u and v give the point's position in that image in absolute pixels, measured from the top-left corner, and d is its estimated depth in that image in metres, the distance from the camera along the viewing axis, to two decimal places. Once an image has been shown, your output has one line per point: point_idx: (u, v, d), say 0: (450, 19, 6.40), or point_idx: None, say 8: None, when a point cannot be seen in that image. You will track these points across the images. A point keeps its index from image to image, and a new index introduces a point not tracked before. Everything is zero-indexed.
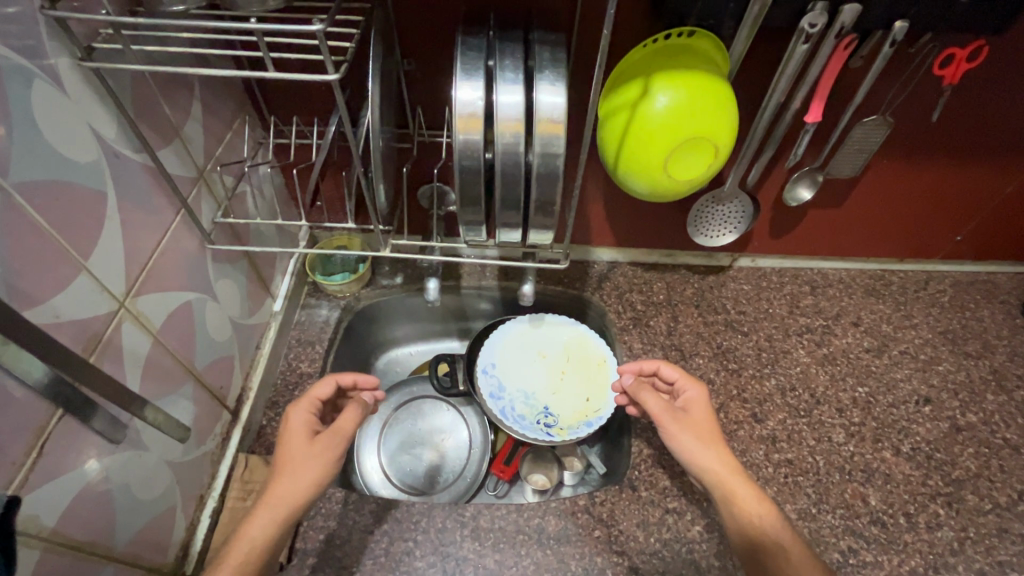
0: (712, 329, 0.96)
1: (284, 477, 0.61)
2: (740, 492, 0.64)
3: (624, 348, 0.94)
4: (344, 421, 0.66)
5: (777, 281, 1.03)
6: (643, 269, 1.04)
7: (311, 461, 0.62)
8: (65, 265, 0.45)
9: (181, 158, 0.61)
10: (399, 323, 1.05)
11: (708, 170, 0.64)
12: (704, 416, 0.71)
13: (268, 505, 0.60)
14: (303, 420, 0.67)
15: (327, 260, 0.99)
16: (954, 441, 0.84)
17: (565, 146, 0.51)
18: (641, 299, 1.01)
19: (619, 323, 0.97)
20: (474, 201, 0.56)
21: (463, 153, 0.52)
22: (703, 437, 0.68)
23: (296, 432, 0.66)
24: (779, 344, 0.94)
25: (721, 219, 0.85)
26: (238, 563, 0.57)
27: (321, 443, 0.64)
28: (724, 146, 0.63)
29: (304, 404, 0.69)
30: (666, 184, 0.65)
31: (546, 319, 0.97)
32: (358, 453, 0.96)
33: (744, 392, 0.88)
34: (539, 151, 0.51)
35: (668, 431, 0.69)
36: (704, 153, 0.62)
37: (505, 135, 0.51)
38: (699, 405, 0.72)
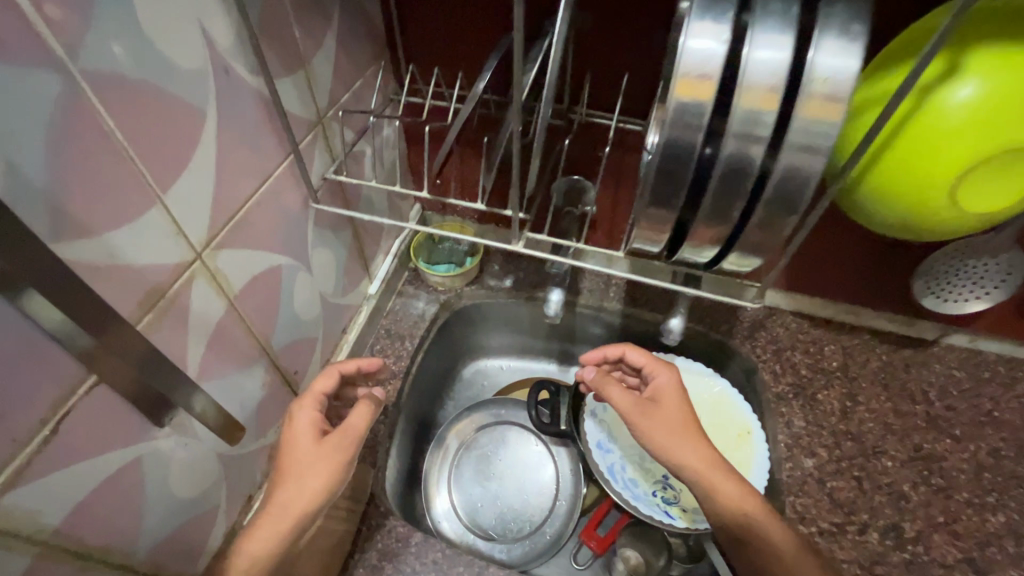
0: (906, 423, 0.71)
1: (283, 491, 0.46)
2: (730, 494, 0.52)
3: (780, 423, 0.72)
4: (354, 417, 0.50)
5: (1008, 374, 0.75)
6: (812, 324, 0.82)
7: (318, 468, 0.47)
8: (136, 193, 0.35)
9: (304, 95, 0.51)
10: (498, 333, 0.91)
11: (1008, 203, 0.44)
12: (676, 408, 0.57)
13: (267, 522, 0.45)
14: (309, 418, 0.50)
15: (435, 247, 0.87)
16: None
17: (836, 139, 0.35)
18: (806, 361, 0.78)
19: (775, 388, 0.75)
20: (673, 183, 0.40)
21: (680, 123, 0.37)
22: (678, 431, 0.55)
23: (300, 430, 0.50)
24: (1010, 465, 0.68)
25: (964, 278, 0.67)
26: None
27: (327, 445, 0.48)
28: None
29: (309, 398, 0.52)
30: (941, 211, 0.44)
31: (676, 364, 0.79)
32: (426, 474, 0.83)
33: (954, 523, 0.64)
34: (795, 141, 0.36)
35: (642, 431, 0.56)
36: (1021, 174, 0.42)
37: (749, 111, 0.36)
38: (671, 393, 0.59)
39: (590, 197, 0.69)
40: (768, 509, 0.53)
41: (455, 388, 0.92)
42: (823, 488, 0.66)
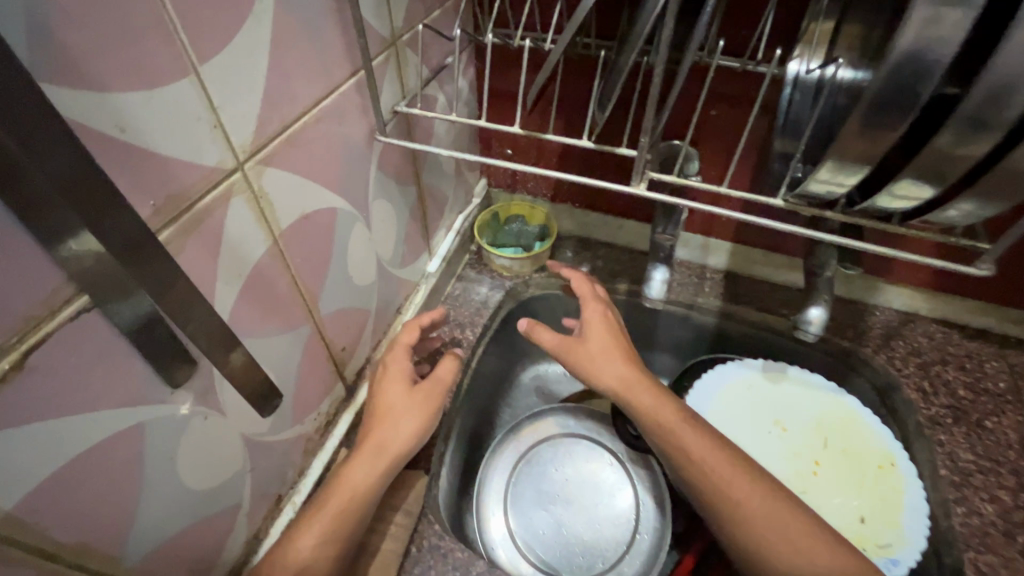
0: None
1: (382, 429, 0.47)
2: (655, 412, 0.50)
3: (941, 458, 0.57)
4: (441, 370, 0.50)
5: None
6: (965, 335, 0.66)
7: (412, 414, 0.48)
8: (161, 51, 0.26)
9: (378, 1, 0.42)
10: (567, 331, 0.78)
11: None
12: (600, 335, 0.53)
13: (365, 457, 0.45)
14: (400, 365, 0.51)
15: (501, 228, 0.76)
16: None
17: None
18: (963, 380, 0.62)
19: (927, 411, 0.60)
20: (900, 108, 0.27)
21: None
22: (606, 357, 0.52)
23: (392, 378, 0.50)
24: None
25: None
26: (336, 519, 0.42)
27: (421, 393, 0.49)
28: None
29: (399, 350, 0.52)
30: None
31: (790, 375, 0.64)
32: (478, 489, 0.70)
33: None
34: None
35: (568, 362, 0.53)
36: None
37: None
38: (594, 317, 0.55)
39: (691, 169, 0.52)
40: (695, 425, 0.50)
41: (513, 393, 0.80)
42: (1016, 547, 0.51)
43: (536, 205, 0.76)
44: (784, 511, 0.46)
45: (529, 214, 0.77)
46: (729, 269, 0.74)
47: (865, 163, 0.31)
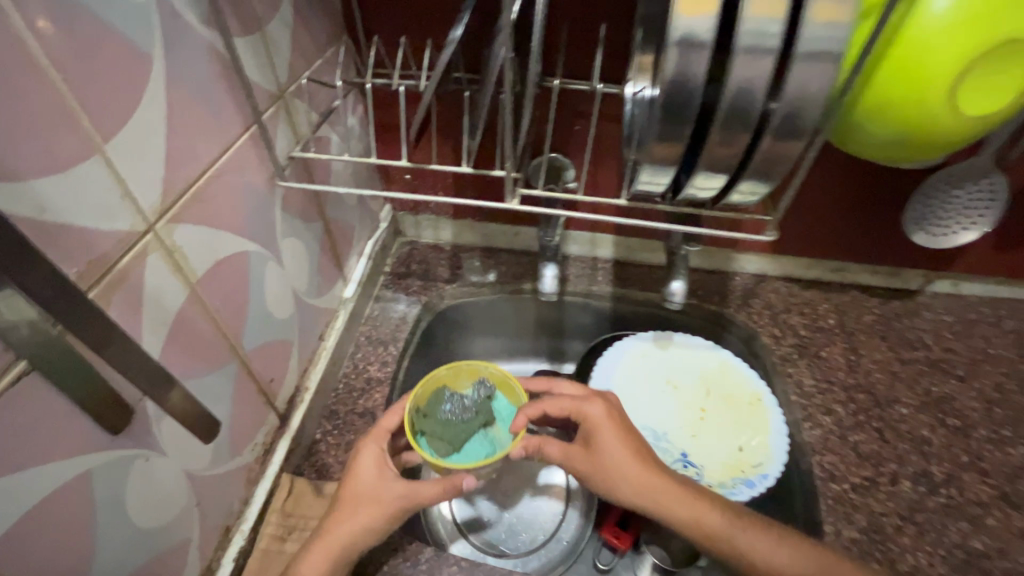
0: (911, 369, 0.71)
1: (346, 521, 0.48)
2: (693, 519, 0.49)
3: (789, 383, 0.71)
4: (423, 489, 0.49)
5: (992, 314, 0.77)
6: (802, 287, 0.81)
7: (366, 513, 0.48)
8: (71, 138, 0.30)
9: (263, 60, 0.46)
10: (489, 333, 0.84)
11: (962, 127, 0.43)
12: (617, 452, 0.51)
13: (318, 551, 0.47)
14: (374, 453, 0.51)
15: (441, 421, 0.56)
16: None
17: (849, 40, 0.32)
18: (803, 322, 0.77)
19: (779, 351, 0.74)
20: (679, 122, 0.37)
21: (689, 43, 0.33)
22: (621, 467, 0.50)
23: (362, 471, 0.50)
24: (1017, 398, 0.68)
25: (958, 209, 0.59)
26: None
27: (387, 491, 0.49)
28: (998, 104, 0.41)
29: (375, 435, 0.53)
30: (871, 124, 0.44)
31: (675, 341, 0.76)
32: None
33: (982, 460, 0.62)
34: (804, 51, 0.33)
35: (598, 480, 0.51)
36: (1000, 90, 0.41)
37: (756, 20, 0.32)
38: (608, 431, 0.52)
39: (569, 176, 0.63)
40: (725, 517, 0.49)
41: None
42: (848, 444, 0.64)
43: (450, 366, 0.60)
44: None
45: (450, 379, 0.60)
46: (617, 258, 0.85)
47: (668, 164, 0.41)
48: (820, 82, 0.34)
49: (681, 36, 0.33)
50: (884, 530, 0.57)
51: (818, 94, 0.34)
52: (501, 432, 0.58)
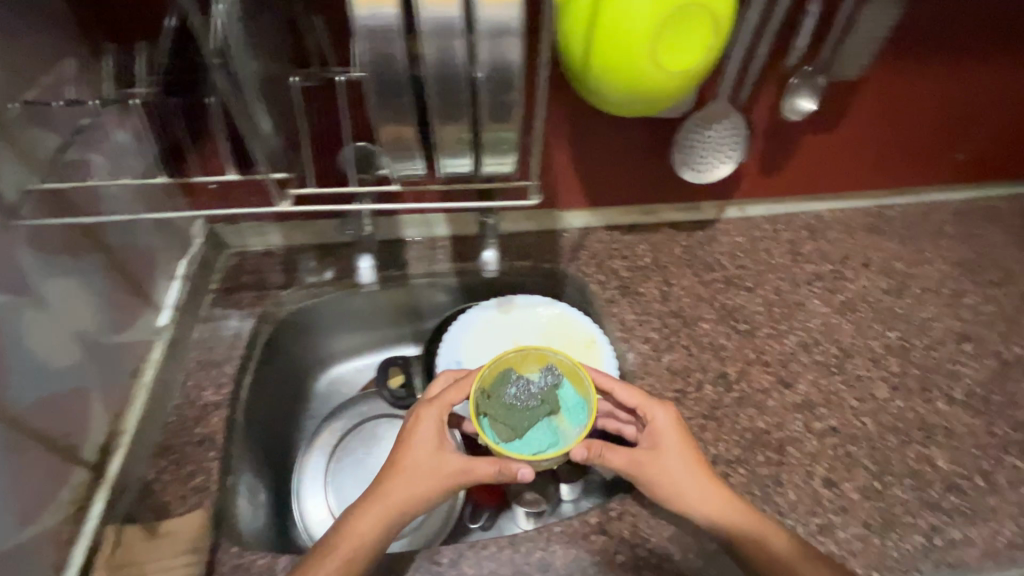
0: (712, 289, 0.82)
1: (398, 485, 0.55)
2: (727, 518, 0.54)
3: (615, 322, 0.78)
4: (484, 464, 0.55)
5: (772, 229, 0.91)
6: (623, 233, 0.89)
7: (426, 480, 0.55)
8: None
9: None
10: (343, 333, 0.86)
11: (664, 82, 0.49)
12: (680, 454, 0.56)
13: (375, 512, 0.54)
14: (433, 423, 0.57)
15: (506, 406, 0.59)
16: (1007, 378, 0.72)
17: (523, 18, 0.37)
18: (625, 265, 0.85)
19: (604, 295, 0.81)
20: (400, 104, 0.41)
21: (378, 30, 0.36)
22: (689, 475, 0.55)
23: (420, 439, 0.56)
24: (788, 296, 0.82)
25: (712, 146, 0.69)
26: (346, 562, 0.52)
27: (449, 459, 0.56)
28: (689, 63, 0.49)
29: (437, 405, 0.58)
30: (596, 80, 0.51)
31: (516, 304, 0.82)
32: (297, 493, 0.77)
33: (764, 354, 0.74)
34: (487, 30, 0.37)
35: (660, 485, 0.55)
36: (688, 52, 0.48)
37: (434, 9, 0.36)
38: (669, 433, 0.56)
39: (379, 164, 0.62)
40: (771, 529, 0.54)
41: (312, 402, 0.86)
42: (662, 364, 0.73)
43: (518, 351, 0.62)
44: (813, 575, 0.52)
45: (517, 363, 0.62)
46: (453, 234, 0.87)
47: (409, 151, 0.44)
48: (510, 59, 0.38)
49: (372, 25, 0.36)
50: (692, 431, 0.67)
51: (512, 71, 0.39)
52: (565, 422, 0.60)
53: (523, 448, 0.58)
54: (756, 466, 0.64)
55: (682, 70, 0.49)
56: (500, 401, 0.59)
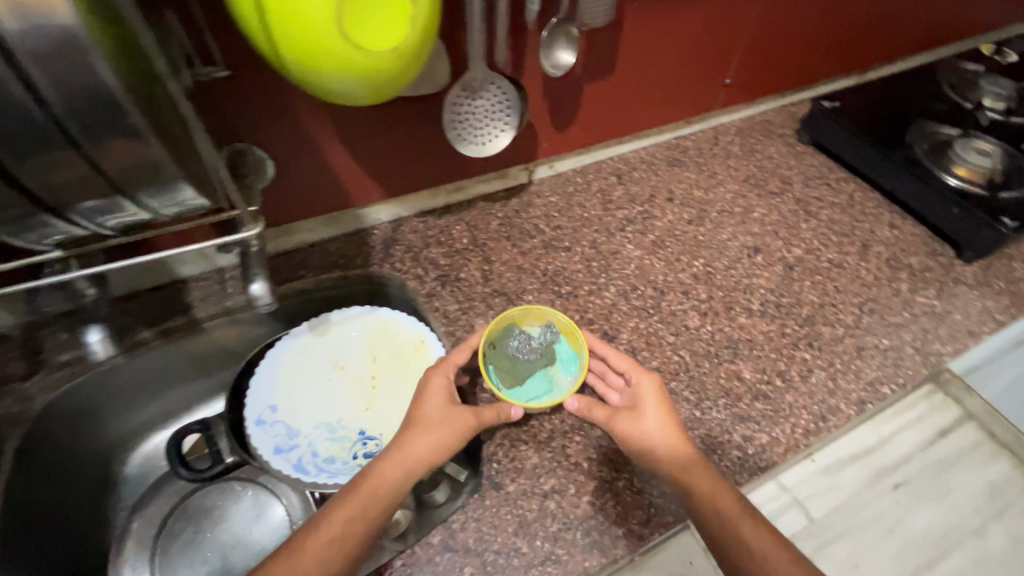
0: (532, 257, 0.81)
1: (417, 438, 0.55)
2: (694, 479, 0.53)
3: (438, 316, 0.74)
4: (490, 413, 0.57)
5: (583, 181, 0.91)
6: (436, 217, 0.84)
7: (440, 430, 0.55)
8: None
9: None
10: (139, 405, 0.73)
11: (381, 63, 0.43)
12: (659, 415, 0.57)
13: (397, 457, 0.53)
14: (442, 382, 0.59)
15: (507, 357, 0.63)
16: (792, 281, 0.80)
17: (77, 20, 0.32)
18: (442, 251, 0.81)
19: (423, 290, 0.76)
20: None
21: None
22: (662, 433, 0.56)
23: (432, 395, 0.58)
24: (604, 247, 0.83)
25: (485, 115, 0.65)
26: (364, 503, 0.51)
27: (457, 412, 0.57)
28: (398, 39, 0.43)
29: (442, 366, 0.60)
30: (303, 68, 0.43)
31: (332, 322, 0.74)
32: None
33: (587, 312, 0.75)
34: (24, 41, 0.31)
35: (635, 440, 0.57)
36: (392, 25, 0.42)
37: None
38: (652, 397, 0.58)
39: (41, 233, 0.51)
40: (737, 503, 0.52)
41: (122, 488, 0.74)
42: None
43: (521, 308, 0.66)
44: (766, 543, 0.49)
45: (520, 320, 0.67)
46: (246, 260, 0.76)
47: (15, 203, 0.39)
48: (86, 80, 0.34)
49: None
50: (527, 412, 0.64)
51: (92, 88, 0.35)
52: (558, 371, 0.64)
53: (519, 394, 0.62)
54: (591, 430, 0.63)
55: (393, 46, 0.43)
56: (501, 354, 0.63)
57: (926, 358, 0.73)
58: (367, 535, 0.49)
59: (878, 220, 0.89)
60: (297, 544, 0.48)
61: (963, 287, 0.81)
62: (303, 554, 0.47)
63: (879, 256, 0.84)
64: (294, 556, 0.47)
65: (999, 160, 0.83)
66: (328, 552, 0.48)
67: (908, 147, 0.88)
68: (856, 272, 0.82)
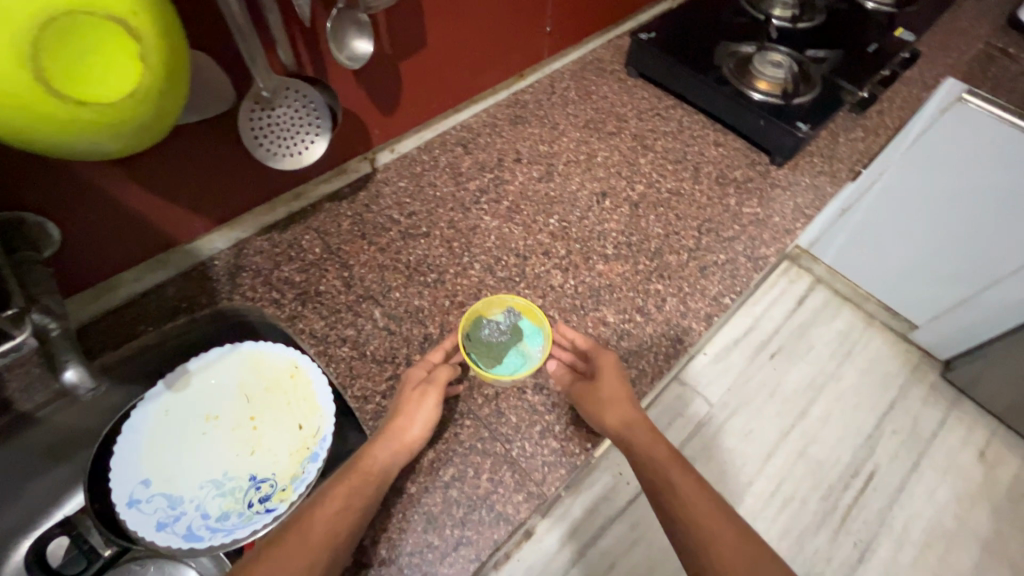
0: (391, 250, 0.79)
1: (404, 424, 0.58)
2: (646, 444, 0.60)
3: (306, 338, 0.71)
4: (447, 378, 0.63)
5: (428, 158, 0.89)
6: (281, 231, 0.79)
7: (420, 415, 0.59)
8: None
9: None
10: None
11: (122, 111, 0.38)
12: (614, 384, 0.64)
13: (384, 442, 0.57)
14: (421, 374, 0.64)
15: (484, 343, 0.69)
16: (639, 218, 0.86)
17: None
18: (295, 267, 0.76)
19: (283, 314, 0.72)
20: None
21: None
22: (615, 400, 0.63)
23: (411, 385, 0.63)
24: (461, 224, 0.82)
25: (290, 124, 0.61)
26: (355, 488, 0.53)
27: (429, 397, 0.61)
28: (136, 83, 0.38)
29: (421, 363, 0.66)
30: (16, 131, 0.36)
31: (192, 372, 0.68)
32: None
33: (457, 296, 0.76)
34: None
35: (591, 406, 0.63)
36: (121, 68, 0.37)
37: None
38: (611, 375, 0.65)
39: None
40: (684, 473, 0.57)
41: None
42: (367, 359, 0.70)
43: (482, 299, 0.72)
44: (708, 509, 0.54)
45: (485, 310, 0.72)
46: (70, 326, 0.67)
47: None
48: None
49: None
50: None
51: None
52: (529, 345, 0.71)
53: (503, 372, 0.68)
54: (479, 411, 0.66)
55: (132, 92, 0.38)
56: (479, 339, 0.69)
57: (756, 262, 0.82)
58: (365, 509, 0.52)
59: (706, 141, 0.97)
60: (301, 519, 0.49)
61: (778, 190, 0.92)
62: (310, 526, 0.49)
63: (709, 176, 0.92)
64: (299, 528, 0.48)
65: (790, 69, 0.92)
66: (335, 522, 0.50)
67: (717, 68, 0.94)
68: (692, 196, 0.89)
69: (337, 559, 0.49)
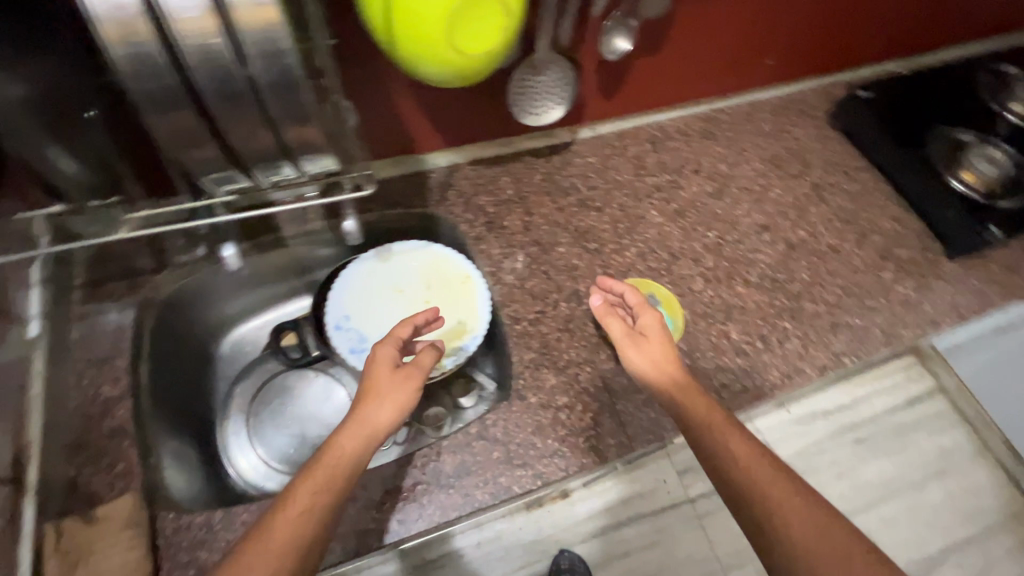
0: (566, 212, 0.93)
1: (374, 407, 0.61)
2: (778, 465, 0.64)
3: (483, 258, 0.88)
4: (423, 359, 0.66)
5: (620, 145, 1.00)
6: (487, 167, 0.94)
7: (395, 394, 0.62)
8: None
9: None
10: (236, 297, 0.88)
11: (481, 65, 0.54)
12: (656, 345, 0.71)
13: (354, 430, 0.59)
14: (391, 353, 0.66)
15: None
16: (791, 260, 0.91)
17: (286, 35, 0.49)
18: (491, 200, 0.92)
19: (472, 233, 0.89)
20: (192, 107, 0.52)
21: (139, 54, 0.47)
22: (657, 362, 0.70)
23: (380, 366, 0.64)
24: (631, 211, 0.94)
25: (543, 89, 0.75)
26: (333, 474, 0.57)
27: (399, 375, 0.64)
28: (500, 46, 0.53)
29: (389, 340, 0.67)
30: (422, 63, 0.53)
31: (394, 252, 0.88)
32: (227, 450, 0.85)
33: (608, 268, 0.88)
34: (256, 46, 0.48)
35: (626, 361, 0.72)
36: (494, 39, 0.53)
37: (192, 34, 0.46)
38: (652, 334, 0.72)
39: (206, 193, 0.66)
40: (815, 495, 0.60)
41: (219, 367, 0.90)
42: (524, 291, 0.85)
43: (632, 279, 0.86)
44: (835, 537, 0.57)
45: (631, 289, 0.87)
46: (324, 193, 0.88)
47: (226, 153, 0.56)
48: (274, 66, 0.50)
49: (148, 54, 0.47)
50: (549, 345, 0.80)
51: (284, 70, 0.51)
52: None
53: None
54: (598, 363, 0.79)
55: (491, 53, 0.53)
56: None
57: (888, 338, 0.86)
58: (328, 508, 0.55)
59: (884, 211, 0.98)
60: (265, 521, 0.53)
61: (941, 282, 0.92)
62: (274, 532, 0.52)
63: (874, 245, 0.94)
64: (262, 534, 0.52)
65: (1004, 172, 0.95)
66: (302, 523, 0.53)
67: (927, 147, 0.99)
68: (849, 258, 0.93)
69: (308, 552, 0.52)
